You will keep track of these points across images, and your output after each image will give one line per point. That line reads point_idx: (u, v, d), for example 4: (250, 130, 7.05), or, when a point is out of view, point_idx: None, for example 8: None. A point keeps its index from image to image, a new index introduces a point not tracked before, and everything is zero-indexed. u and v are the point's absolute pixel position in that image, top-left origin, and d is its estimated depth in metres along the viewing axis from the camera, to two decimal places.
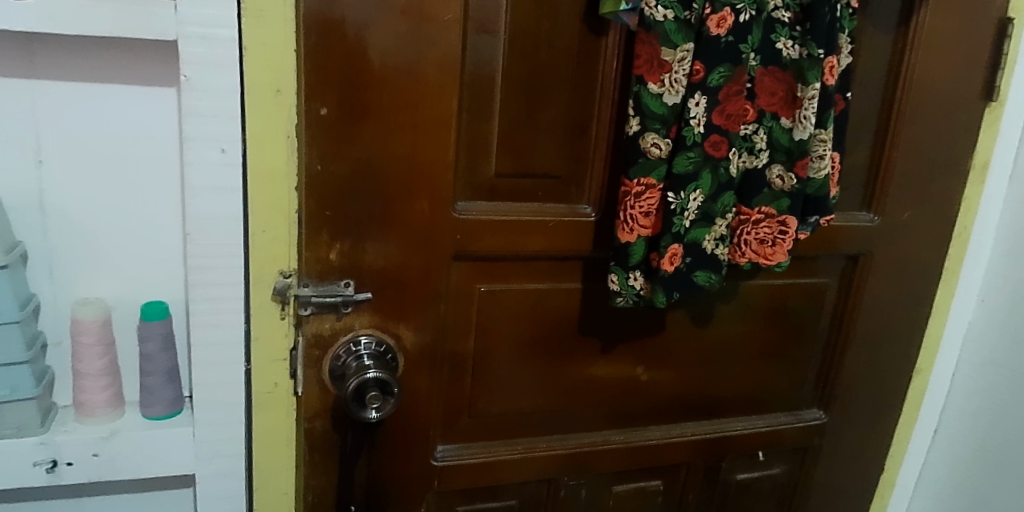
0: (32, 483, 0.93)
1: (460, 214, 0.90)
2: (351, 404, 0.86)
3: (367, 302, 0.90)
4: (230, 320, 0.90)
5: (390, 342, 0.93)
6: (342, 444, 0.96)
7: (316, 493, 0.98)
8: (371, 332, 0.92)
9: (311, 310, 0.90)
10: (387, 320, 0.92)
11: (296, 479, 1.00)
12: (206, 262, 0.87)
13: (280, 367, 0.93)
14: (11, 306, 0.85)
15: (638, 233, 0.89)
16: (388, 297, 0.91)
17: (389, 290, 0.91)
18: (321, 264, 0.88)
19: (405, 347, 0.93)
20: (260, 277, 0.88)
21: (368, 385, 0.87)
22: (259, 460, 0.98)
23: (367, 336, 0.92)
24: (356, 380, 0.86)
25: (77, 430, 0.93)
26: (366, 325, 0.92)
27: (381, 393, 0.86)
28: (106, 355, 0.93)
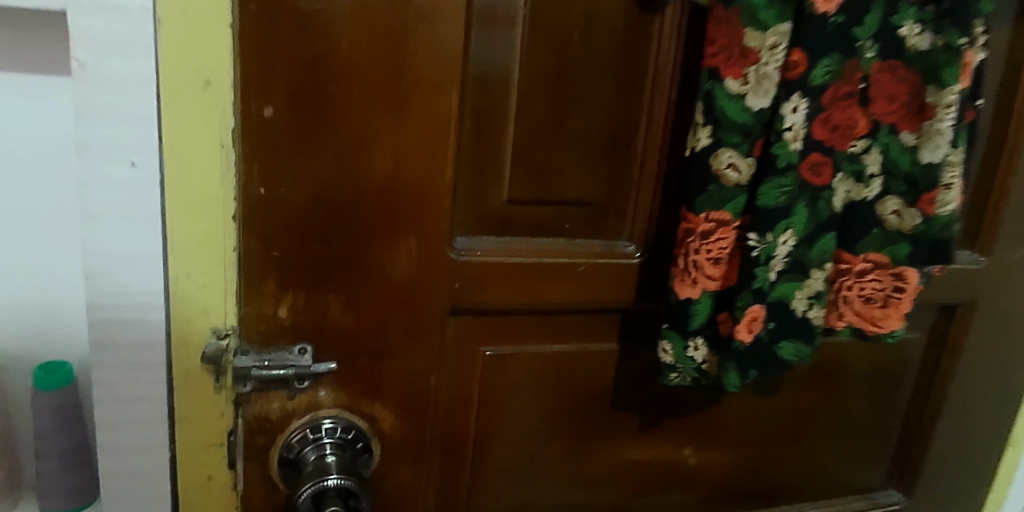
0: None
1: (459, 255, 0.66)
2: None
3: (330, 374, 0.65)
4: (149, 395, 0.63)
5: (362, 427, 0.67)
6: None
7: None
8: (334, 416, 0.66)
9: (252, 386, 0.64)
10: (357, 398, 0.67)
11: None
12: (113, 318, 0.61)
13: (215, 454, 0.66)
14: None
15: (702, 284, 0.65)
16: (360, 367, 0.66)
17: (360, 358, 0.66)
18: (265, 325, 0.63)
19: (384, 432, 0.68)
20: (185, 340, 0.62)
21: (323, 496, 0.60)
22: None
23: (331, 423, 0.66)
24: (306, 493, 0.59)
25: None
26: (330, 405, 0.66)
27: (343, 509, 0.60)
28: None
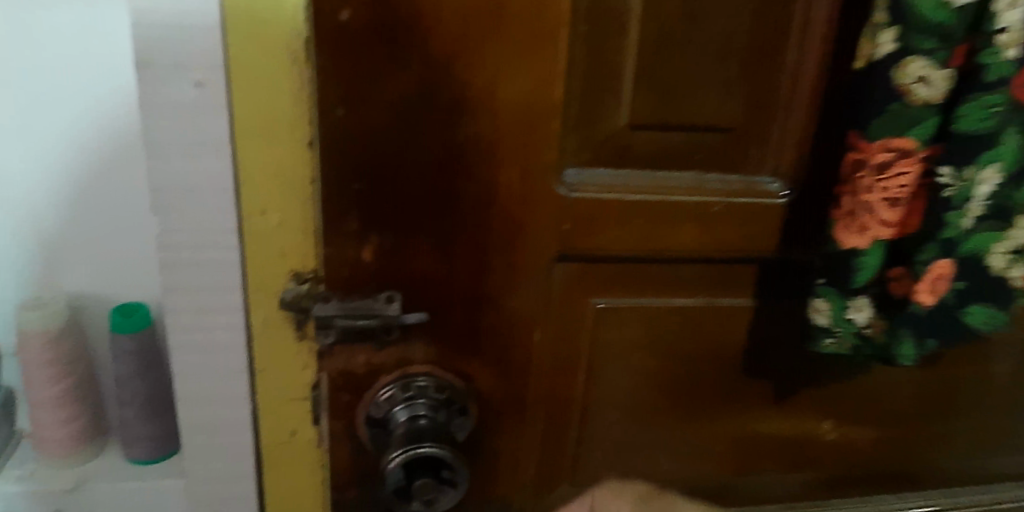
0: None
1: (570, 192, 0.55)
2: (384, 493, 0.52)
3: (422, 328, 0.55)
4: (223, 342, 0.56)
5: (459, 391, 0.57)
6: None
7: None
8: (427, 376, 0.56)
9: (335, 337, 0.54)
10: (451, 354, 0.56)
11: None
12: (184, 257, 0.54)
13: (298, 409, 0.58)
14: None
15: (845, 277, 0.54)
16: (456, 322, 0.56)
17: (457, 310, 0.56)
18: (348, 269, 0.53)
19: (484, 396, 0.59)
20: (261, 283, 0.55)
21: (416, 466, 0.51)
22: None
23: (425, 381, 0.56)
24: (396, 458, 0.51)
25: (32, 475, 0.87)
26: (423, 361, 0.56)
27: (433, 482, 0.52)
28: (61, 380, 0.87)
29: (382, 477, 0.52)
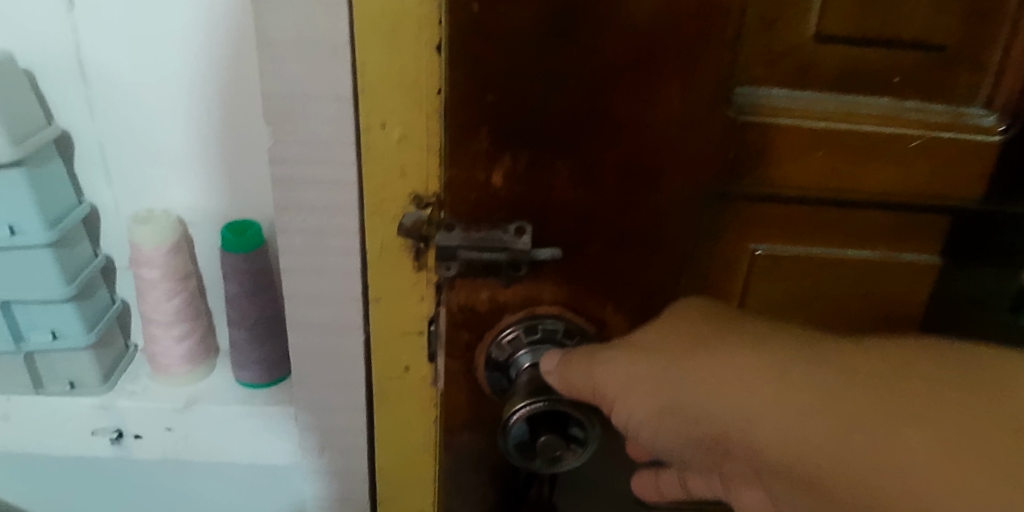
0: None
1: (740, 115, 0.47)
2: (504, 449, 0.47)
3: (552, 265, 0.49)
4: (338, 265, 0.52)
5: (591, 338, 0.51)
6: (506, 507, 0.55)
7: None
8: (554, 320, 0.50)
9: (457, 270, 0.48)
10: (584, 296, 0.50)
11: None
12: (300, 173, 0.50)
13: (412, 346, 0.53)
14: (36, 223, 0.70)
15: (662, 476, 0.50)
16: (591, 261, 0.49)
17: (592, 246, 0.49)
18: (475, 193, 0.47)
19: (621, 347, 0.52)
20: (378, 206, 0.49)
21: (540, 423, 0.46)
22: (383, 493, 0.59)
23: (553, 324, 0.50)
24: (517, 414, 0.46)
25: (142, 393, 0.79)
26: (552, 303, 0.50)
27: (560, 441, 0.46)
28: (175, 295, 0.77)
29: (501, 434, 0.47)
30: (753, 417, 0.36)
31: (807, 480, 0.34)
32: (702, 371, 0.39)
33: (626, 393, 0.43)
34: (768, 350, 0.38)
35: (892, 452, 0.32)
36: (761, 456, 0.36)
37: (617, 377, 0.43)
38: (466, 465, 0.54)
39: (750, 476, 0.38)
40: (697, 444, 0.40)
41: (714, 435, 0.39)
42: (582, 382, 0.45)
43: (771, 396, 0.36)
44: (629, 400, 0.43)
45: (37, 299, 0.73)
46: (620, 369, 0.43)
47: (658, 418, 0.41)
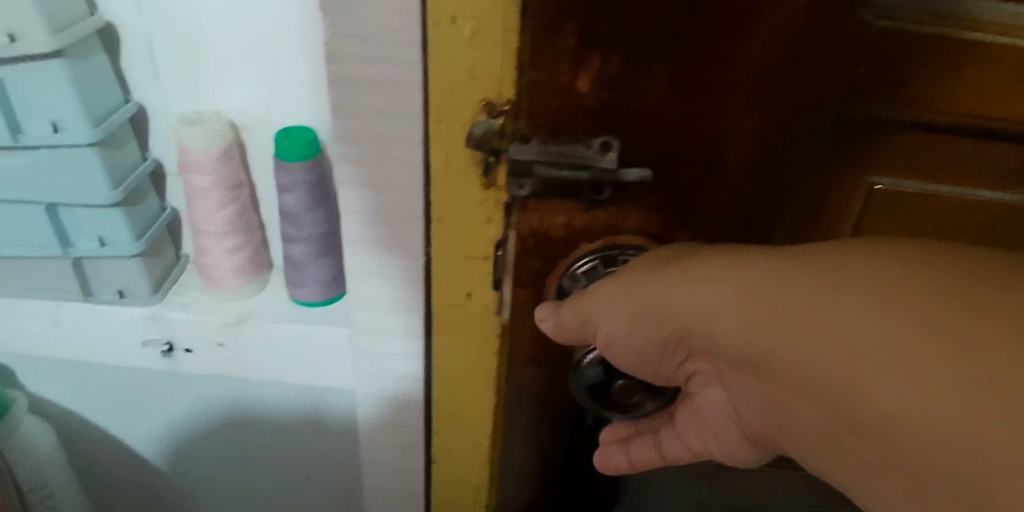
0: (28, 436, 0.64)
1: (875, 25, 0.38)
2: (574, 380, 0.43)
3: (639, 188, 0.43)
4: (396, 181, 0.47)
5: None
6: (567, 446, 0.51)
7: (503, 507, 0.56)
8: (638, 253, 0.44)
9: (532, 189, 0.42)
10: (673, 224, 0.44)
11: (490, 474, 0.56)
12: (358, 75, 0.44)
13: (476, 272, 0.48)
14: (80, 119, 0.50)
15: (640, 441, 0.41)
16: (684, 186, 0.42)
17: (688, 170, 0.42)
18: (557, 100, 0.40)
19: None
20: (445, 113, 0.43)
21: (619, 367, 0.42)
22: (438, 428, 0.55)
23: (635, 256, 0.44)
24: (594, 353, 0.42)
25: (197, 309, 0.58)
26: (635, 232, 0.44)
27: (626, 391, 0.42)
28: (230, 205, 0.56)
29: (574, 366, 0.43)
30: (714, 325, 0.32)
31: (759, 376, 0.31)
32: (671, 292, 0.34)
33: (598, 312, 0.38)
34: (758, 266, 0.31)
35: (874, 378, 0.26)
36: (719, 354, 0.33)
37: (596, 302, 0.38)
38: (529, 403, 0.49)
39: (711, 372, 0.34)
40: (665, 349, 0.36)
41: (676, 336, 0.35)
42: (565, 324, 0.40)
43: (734, 312, 0.31)
44: (600, 317, 0.38)
45: (81, 204, 0.53)
46: (605, 294, 0.38)
47: (635, 331, 0.37)
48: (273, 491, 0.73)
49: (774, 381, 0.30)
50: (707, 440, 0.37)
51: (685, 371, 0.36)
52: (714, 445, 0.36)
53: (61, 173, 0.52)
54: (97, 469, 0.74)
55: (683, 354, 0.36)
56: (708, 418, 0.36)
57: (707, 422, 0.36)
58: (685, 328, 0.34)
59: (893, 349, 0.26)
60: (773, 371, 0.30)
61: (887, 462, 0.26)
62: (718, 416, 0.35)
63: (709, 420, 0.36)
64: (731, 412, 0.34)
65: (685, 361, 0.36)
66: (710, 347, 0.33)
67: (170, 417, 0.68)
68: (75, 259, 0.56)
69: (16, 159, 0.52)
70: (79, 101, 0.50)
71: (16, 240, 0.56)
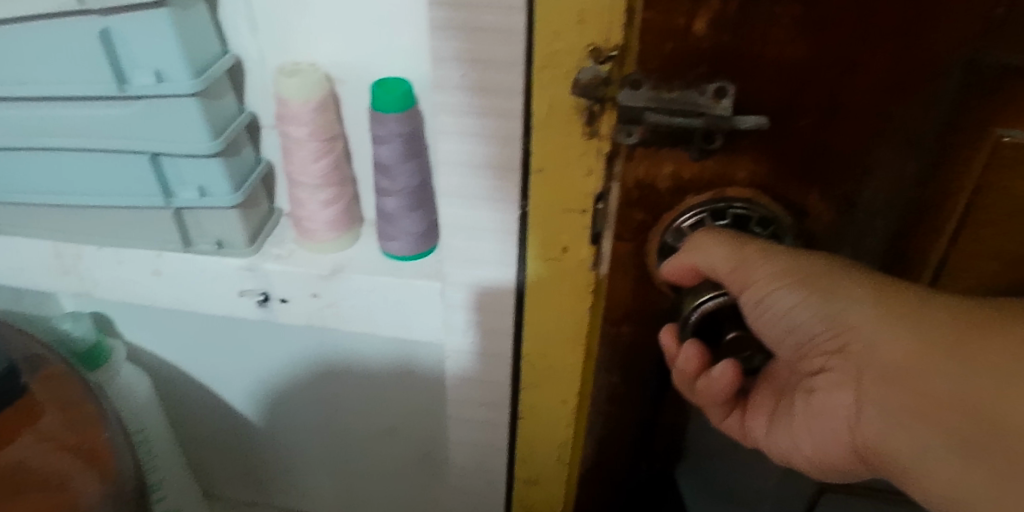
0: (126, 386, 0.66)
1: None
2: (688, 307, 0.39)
3: (751, 137, 0.40)
4: (498, 129, 0.45)
5: (787, 224, 0.42)
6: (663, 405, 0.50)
7: (589, 462, 0.56)
8: (746, 205, 0.42)
9: (640, 137, 0.40)
10: (785, 178, 0.41)
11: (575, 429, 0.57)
12: (463, 20, 0.42)
13: (573, 224, 0.47)
14: (182, 68, 0.46)
15: (723, 409, 0.44)
16: (800, 136, 0.39)
17: (804, 119, 0.38)
18: (672, 45, 0.37)
19: (819, 240, 0.43)
20: (549, 60, 0.42)
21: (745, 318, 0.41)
22: (527, 383, 0.55)
23: (743, 209, 0.42)
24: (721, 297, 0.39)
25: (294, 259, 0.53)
26: (744, 185, 0.41)
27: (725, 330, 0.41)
28: (325, 158, 0.50)
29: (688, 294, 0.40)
30: (829, 309, 0.36)
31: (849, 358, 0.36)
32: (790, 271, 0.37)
33: (758, 265, 0.37)
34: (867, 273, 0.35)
35: (949, 383, 0.32)
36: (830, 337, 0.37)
37: (713, 256, 0.37)
38: (626, 358, 0.49)
39: (850, 375, 0.36)
40: (814, 337, 0.37)
41: (836, 332, 0.36)
42: (706, 260, 0.38)
43: (847, 301, 0.35)
44: (757, 272, 0.37)
45: (183, 155, 0.49)
46: (719, 249, 0.37)
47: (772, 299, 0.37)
48: (356, 446, 0.74)
49: (877, 371, 0.34)
50: (801, 435, 0.41)
51: (816, 365, 0.38)
52: (810, 440, 0.40)
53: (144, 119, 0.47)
54: (187, 417, 0.76)
55: (828, 347, 0.37)
56: (819, 418, 0.39)
57: (820, 422, 0.39)
58: (851, 325, 0.35)
59: (969, 368, 0.31)
60: (895, 376, 0.34)
61: (933, 453, 0.32)
62: (834, 412, 0.38)
63: (821, 417, 0.39)
64: (853, 415, 0.36)
65: (826, 356, 0.37)
66: (863, 351, 0.35)
67: (257, 369, 0.70)
68: (175, 210, 0.51)
69: (113, 110, 0.47)
70: (180, 47, 0.45)
71: (90, 188, 0.51)
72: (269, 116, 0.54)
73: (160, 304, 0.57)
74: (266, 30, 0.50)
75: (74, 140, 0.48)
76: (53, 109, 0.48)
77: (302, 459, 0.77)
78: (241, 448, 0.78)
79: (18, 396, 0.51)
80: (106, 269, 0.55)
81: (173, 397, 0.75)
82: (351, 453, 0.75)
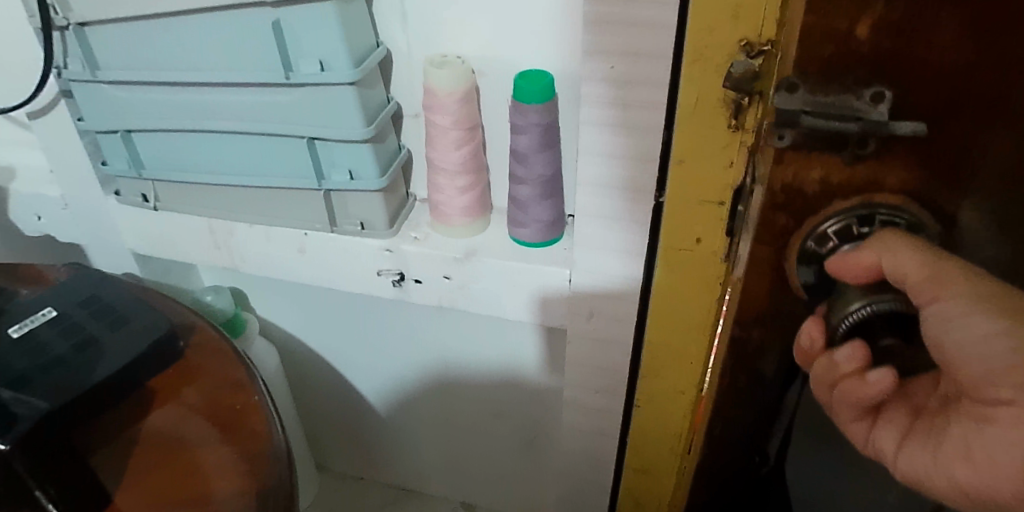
0: (257, 356, 0.72)
1: None
2: (839, 312, 0.39)
3: (908, 142, 0.35)
4: (641, 124, 0.47)
5: (935, 234, 0.38)
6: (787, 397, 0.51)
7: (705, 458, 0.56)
8: (894, 215, 0.38)
9: (792, 140, 0.37)
10: (940, 185, 0.36)
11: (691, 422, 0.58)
12: (617, 18, 0.44)
13: (709, 215, 0.47)
14: (344, 59, 0.49)
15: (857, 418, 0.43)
16: (961, 142, 0.35)
17: (963, 126, 0.34)
18: (831, 50, 0.34)
19: (971, 250, 0.39)
20: (701, 53, 0.41)
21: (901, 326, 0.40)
22: (645, 371, 0.57)
23: (891, 216, 0.38)
24: (880, 303, 0.39)
25: (430, 243, 0.57)
26: (896, 191, 0.37)
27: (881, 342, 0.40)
28: (466, 148, 0.53)
29: (840, 298, 0.39)
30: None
31: None
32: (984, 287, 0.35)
33: (954, 283, 0.35)
34: None
35: None
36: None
37: (904, 264, 0.37)
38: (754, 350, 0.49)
39: None
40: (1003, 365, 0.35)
41: None
42: (893, 263, 0.37)
43: None
44: (951, 284, 0.35)
45: (337, 141, 0.52)
46: (909, 256, 0.36)
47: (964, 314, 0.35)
48: (462, 430, 0.78)
49: None
50: (956, 463, 0.38)
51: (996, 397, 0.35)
52: (967, 472, 0.37)
53: (306, 108, 0.51)
54: (306, 391, 0.82)
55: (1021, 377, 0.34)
56: (984, 449, 0.37)
57: (987, 449, 0.37)
58: None
59: None
60: None
61: None
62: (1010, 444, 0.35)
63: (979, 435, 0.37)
64: None
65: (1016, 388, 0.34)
66: None
67: (376, 350, 0.74)
68: (325, 191, 0.55)
69: (277, 98, 0.51)
70: (344, 41, 0.48)
71: (251, 170, 0.56)
72: (412, 106, 0.57)
73: (301, 279, 0.63)
74: (418, 25, 0.53)
75: (245, 125, 0.53)
76: (227, 96, 0.52)
77: (413, 439, 0.81)
78: (354, 423, 0.83)
79: (173, 360, 0.55)
80: (257, 245, 0.61)
81: (294, 370, 0.80)
82: (457, 437, 0.79)
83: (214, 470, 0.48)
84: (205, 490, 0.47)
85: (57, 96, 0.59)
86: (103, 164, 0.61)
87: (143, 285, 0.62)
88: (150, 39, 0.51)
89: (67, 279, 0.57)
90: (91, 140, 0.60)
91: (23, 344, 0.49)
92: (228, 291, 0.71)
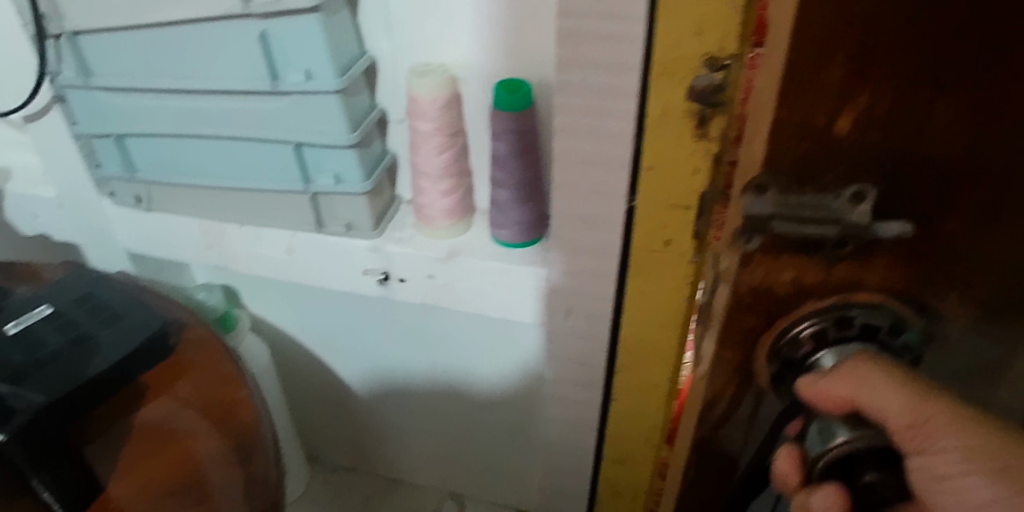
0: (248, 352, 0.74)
1: None
2: (817, 448, 0.36)
3: (889, 245, 0.31)
4: (613, 132, 0.49)
5: (915, 332, 0.35)
6: None
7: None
8: (869, 313, 0.34)
9: (761, 243, 0.31)
10: (921, 289, 0.33)
11: (665, 413, 0.60)
12: (588, 32, 0.46)
13: (677, 219, 0.49)
14: (329, 68, 0.51)
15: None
16: (946, 247, 0.31)
17: (952, 222, 0.30)
18: (807, 145, 0.29)
19: (947, 345, 0.36)
20: (667, 67, 0.43)
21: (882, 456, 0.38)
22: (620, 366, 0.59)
23: (867, 318, 0.34)
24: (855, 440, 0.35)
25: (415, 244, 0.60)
26: (873, 292, 0.33)
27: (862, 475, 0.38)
28: (447, 153, 0.55)
29: (818, 428, 0.36)
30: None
31: None
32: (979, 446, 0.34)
33: (938, 433, 0.34)
34: None
35: None
36: None
37: (884, 403, 0.34)
38: None
39: None
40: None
41: None
42: (870, 400, 0.34)
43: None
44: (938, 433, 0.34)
45: (323, 146, 0.54)
46: (887, 394, 0.34)
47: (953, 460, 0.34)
48: (449, 422, 0.80)
49: None
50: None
51: None
52: None
53: (293, 114, 0.53)
54: (298, 384, 0.84)
55: None
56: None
57: None
58: None
59: None
60: None
61: None
62: None
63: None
64: None
65: None
66: None
67: (365, 345, 0.76)
68: (312, 194, 0.57)
69: (264, 104, 0.53)
70: (329, 51, 0.50)
71: (241, 173, 0.58)
72: (396, 110, 0.59)
73: (290, 278, 0.65)
74: (401, 34, 0.55)
75: (234, 129, 0.55)
76: (216, 102, 0.54)
77: (402, 432, 0.84)
78: (345, 416, 0.86)
79: (167, 355, 0.58)
80: (248, 245, 0.63)
81: (286, 364, 0.82)
82: (444, 428, 0.81)
83: (207, 459, 0.51)
84: (199, 477, 0.50)
85: (51, 100, 0.61)
86: (96, 166, 0.63)
87: (136, 283, 0.64)
88: (143, 49, 0.53)
89: (67, 276, 0.59)
90: (84, 144, 0.62)
91: (22, 339, 0.51)
92: (218, 289, 0.75)
